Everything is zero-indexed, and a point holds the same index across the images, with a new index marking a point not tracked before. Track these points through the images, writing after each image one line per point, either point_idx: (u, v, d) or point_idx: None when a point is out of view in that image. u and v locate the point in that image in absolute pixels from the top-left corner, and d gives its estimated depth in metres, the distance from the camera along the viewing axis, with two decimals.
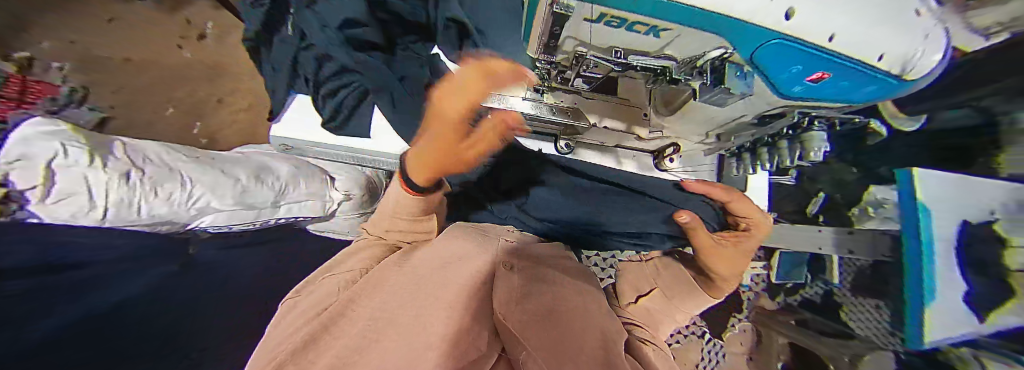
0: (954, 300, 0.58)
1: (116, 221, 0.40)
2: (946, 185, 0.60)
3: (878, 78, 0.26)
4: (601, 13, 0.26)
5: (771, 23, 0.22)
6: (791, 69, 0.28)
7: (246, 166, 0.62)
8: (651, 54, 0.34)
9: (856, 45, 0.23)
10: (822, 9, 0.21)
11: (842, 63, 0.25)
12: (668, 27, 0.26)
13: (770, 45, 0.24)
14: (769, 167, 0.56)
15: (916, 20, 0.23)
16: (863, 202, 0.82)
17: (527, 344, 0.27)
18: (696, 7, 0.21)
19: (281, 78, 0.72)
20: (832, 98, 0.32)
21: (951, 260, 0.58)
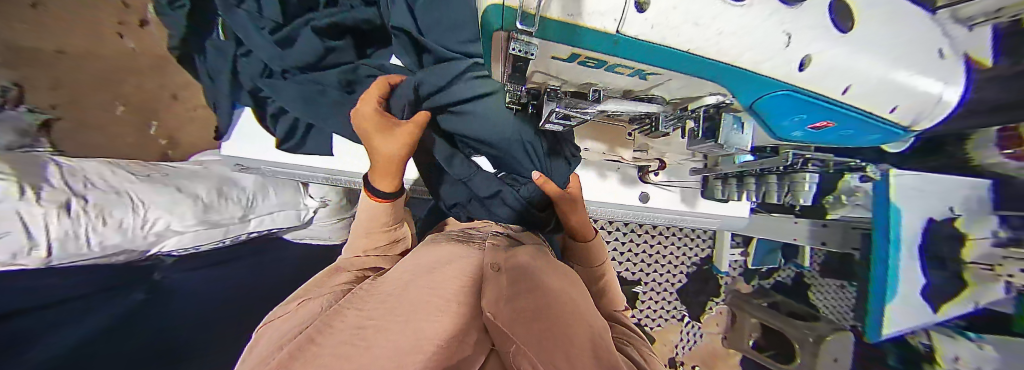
0: (911, 287, 0.62)
1: (63, 257, 0.37)
2: (917, 185, 0.61)
3: (884, 127, 0.26)
4: (575, 54, 0.19)
5: (780, 74, 0.19)
6: (795, 118, 0.25)
7: (205, 182, 0.60)
8: (636, 94, 0.30)
9: (868, 98, 0.23)
10: (830, 61, 0.19)
11: (849, 113, 0.23)
12: (655, 72, 0.21)
13: (773, 96, 0.21)
14: (754, 193, 0.60)
15: (937, 62, 0.24)
16: (839, 190, 0.76)
17: (514, 337, 0.21)
18: (683, 50, 0.16)
19: (223, 91, 0.64)
20: (833, 142, 0.31)
21: (913, 251, 0.61)
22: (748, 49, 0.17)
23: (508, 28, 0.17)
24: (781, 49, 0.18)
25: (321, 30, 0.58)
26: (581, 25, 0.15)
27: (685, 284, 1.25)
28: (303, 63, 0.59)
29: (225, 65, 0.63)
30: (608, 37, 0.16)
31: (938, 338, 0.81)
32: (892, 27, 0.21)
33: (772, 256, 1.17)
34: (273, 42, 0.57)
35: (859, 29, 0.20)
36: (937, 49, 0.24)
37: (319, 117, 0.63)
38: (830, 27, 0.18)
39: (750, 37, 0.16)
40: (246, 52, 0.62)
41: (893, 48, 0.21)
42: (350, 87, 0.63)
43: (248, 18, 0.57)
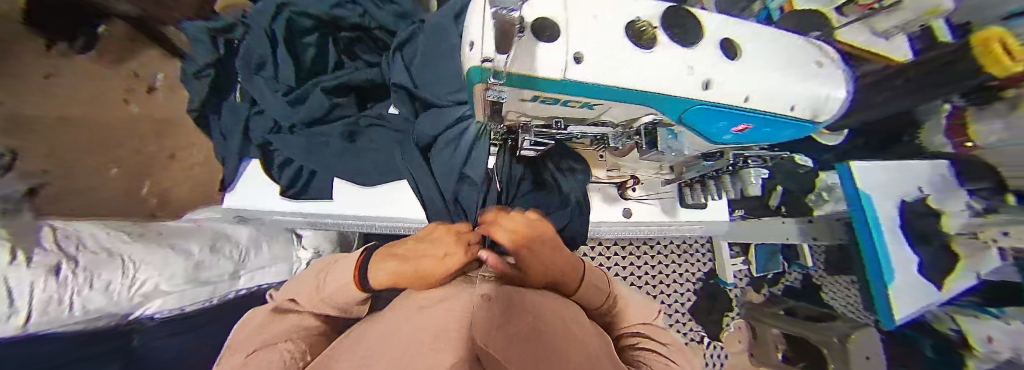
0: (906, 270, 0.63)
1: (44, 325, 0.35)
2: (877, 173, 0.67)
3: (798, 123, 0.31)
4: (536, 96, 0.24)
5: (694, 94, 0.24)
6: (719, 124, 0.30)
7: (199, 239, 0.62)
8: (589, 121, 0.35)
9: (776, 102, 0.28)
10: (728, 82, 0.25)
11: (763, 116, 0.29)
12: (601, 103, 0.26)
13: (693, 109, 0.26)
14: (716, 195, 0.67)
15: (818, 70, 0.30)
16: (818, 188, 0.90)
17: (493, 349, 0.18)
18: (613, 86, 0.21)
19: (231, 148, 0.70)
20: (765, 139, 0.36)
21: (896, 234, 0.64)
22: (662, 80, 0.22)
23: (484, 80, 0.22)
24: (688, 77, 0.23)
25: (330, 88, 0.73)
26: (536, 76, 0.20)
27: (695, 301, 1.20)
28: (310, 118, 0.70)
29: (237, 124, 0.71)
30: (559, 81, 0.21)
31: (964, 320, 0.82)
32: (767, 52, 0.29)
33: (773, 260, 1.17)
34: (287, 102, 0.68)
35: (740, 58, 0.27)
36: (816, 60, 0.30)
37: (313, 162, 0.69)
38: (716, 61, 0.25)
39: (660, 71, 0.22)
40: (259, 111, 0.73)
41: (774, 67, 0.28)
42: (352, 136, 0.73)
43: (267, 85, 0.71)
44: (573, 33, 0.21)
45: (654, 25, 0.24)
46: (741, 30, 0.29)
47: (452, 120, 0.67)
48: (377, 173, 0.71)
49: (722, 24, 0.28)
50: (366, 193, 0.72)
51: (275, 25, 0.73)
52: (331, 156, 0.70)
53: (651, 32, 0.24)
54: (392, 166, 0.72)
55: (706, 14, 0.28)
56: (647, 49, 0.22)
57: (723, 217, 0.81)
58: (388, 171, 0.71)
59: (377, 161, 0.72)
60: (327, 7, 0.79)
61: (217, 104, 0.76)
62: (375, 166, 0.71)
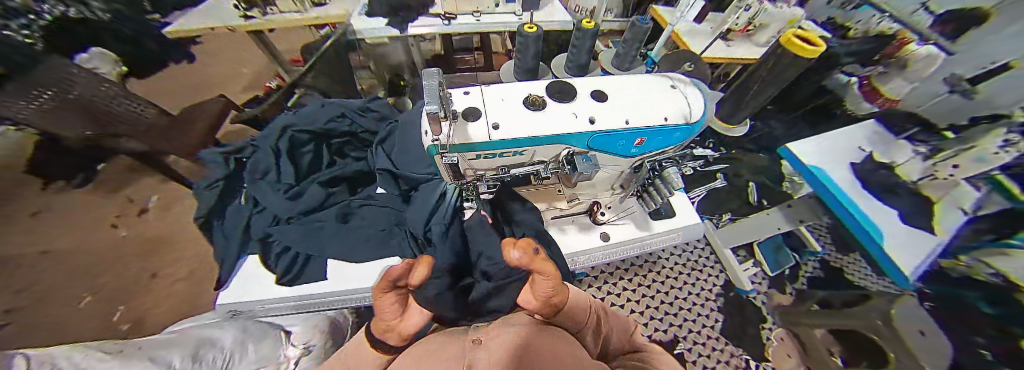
0: (891, 225, 0.65)
1: None
2: (816, 148, 0.77)
3: (680, 127, 0.44)
4: (478, 154, 0.43)
5: (579, 129, 0.40)
6: (620, 141, 0.44)
7: (182, 349, 0.56)
8: (527, 163, 0.49)
9: (648, 118, 0.42)
10: (603, 117, 0.41)
11: (646, 130, 0.43)
12: (523, 150, 0.44)
13: (594, 137, 0.42)
14: (660, 202, 0.60)
15: (673, 92, 0.46)
16: (787, 175, 0.99)
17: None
18: (521, 137, 0.39)
19: (230, 247, 0.71)
20: (667, 143, 0.49)
21: (863, 194, 0.69)
22: (546, 129, 0.40)
23: (441, 151, 0.39)
24: (573, 118, 0.41)
25: (325, 181, 0.82)
26: (473, 142, 0.39)
27: (724, 320, 1.05)
28: (308, 207, 0.76)
29: (241, 223, 0.75)
30: (488, 142, 0.39)
31: (995, 260, 0.60)
32: (633, 92, 0.45)
33: (782, 254, 1.15)
34: (286, 198, 0.76)
35: (611, 100, 0.44)
36: (670, 87, 0.47)
37: (303, 245, 0.70)
38: (590, 107, 0.42)
39: (547, 123, 0.40)
40: (262, 209, 0.78)
41: (636, 100, 0.44)
42: (345, 217, 0.77)
43: (270, 187, 0.77)
44: (490, 116, 0.40)
45: (542, 98, 0.43)
46: (612, 83, 0.46)
47: (432, 188, 0.75)
48: (361, 245, 0.72)
49: (597, 83, 0.46)
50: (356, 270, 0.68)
51: (279, 141, 0.85)
52: (321, 240, 0.72)
53: (540, 101, 0.42)
54: (383, 239, 0.73)
55: (580, 82, 0.46)
56: (535, 110, 0.41)
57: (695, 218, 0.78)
58: (374, 243, 0.72)
59: (364, 233, 0.73)
60: (321, 122, 0.93)
61: (221, 209, 0.81)
62: (362, 241, 0.72)
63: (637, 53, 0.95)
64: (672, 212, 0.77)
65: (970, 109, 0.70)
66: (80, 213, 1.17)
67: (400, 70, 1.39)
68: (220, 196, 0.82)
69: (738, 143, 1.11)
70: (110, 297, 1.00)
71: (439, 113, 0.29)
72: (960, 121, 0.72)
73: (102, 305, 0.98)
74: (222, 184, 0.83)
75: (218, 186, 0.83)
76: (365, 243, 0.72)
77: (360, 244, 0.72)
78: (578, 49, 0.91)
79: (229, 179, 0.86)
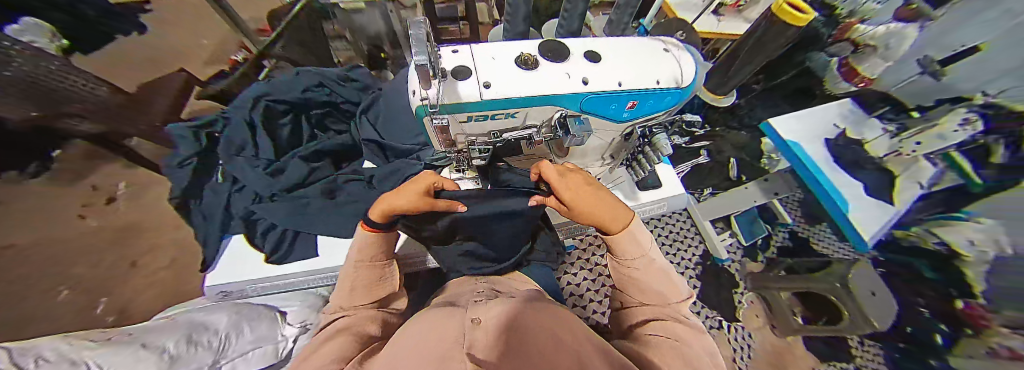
0: (857, 193, 0.70)
1: None
2: (792, 121, 0.80)
3: (671, 91, 0.44)
4: (469, 116, 0.42)
5: (571, 90, 0.40)
6: (610, 105, 0.44)
7: (172, 334, 0.55)
8: (519, 127, 0.48)
9: (640, 81, 0.42)
10: (594, 78, 0.40)
11: (638, 92, 0.42)
12: (514, 112, 0.42)
13: (586, 99, 0.41)
14: (650, 170, 0.61)
15: (666, 56, 0.45)
16: (766, 152, 1.01)
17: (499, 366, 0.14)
18: (514, 96, 0.39)
19: (212, 227, 0.68)
20: (658, 110, 0.49)
21: (831, 166, 0.73)
22: (538, 89, 0.39)
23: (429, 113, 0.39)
24: (565, 79, 0.40)
25: (307, 155, 0.78)
26: (462, 101, 0.37)
27: (701, 287, 1.11)
28: (292, 183, 0.72)
29: (222, 201, 0.72)
30: (477, 101, 0.38)
31: (940, 232, 0.83)
32: (627, 54, 0.44)
33: (757, 225, 1.17)
34: (266, 173, 0.72)
35: (603, 60, 0.43)
36: (662, 50, 0.46)
37: (284, 220, 0.67)
38: (581, 68, 0.41)
39: (537, 85, 0.39)
40: (241, 187, 0.75)
41: (629, 61, 0.43)
42: (331, 194, 0.74)
43: (247, 163, 0.73)
44: (481, 75, 0.38)
45: (535, 57, 0.41)
46: (606, 45, 0.45)
47: (420, 162, 0.73)
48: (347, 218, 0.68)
49: (590, 45, 0.45)
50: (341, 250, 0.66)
51: (254, 112, 0.81)
52: (308, 217, 0.68)
53: (532, 61, 0.41)
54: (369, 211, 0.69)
55: (573, 43, 0.45)
56: (528, 69, 0.40)
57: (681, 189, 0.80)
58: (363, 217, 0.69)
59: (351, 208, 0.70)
60: (298, 92, 0.87)
61: (199, 187, 0.78)
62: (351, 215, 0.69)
63: (629, 21, 0.91)
64: (659, 183, 0.79)
65: (935, 91, 0.77)
66: (44, 204, 1.11)
67: (379, 42, 1.20)
68: (196, 173, 0.78)
69: (722, 118, 1.13)
70: (91, 285, 0.97)
71: (427, 65, 0.28)
72: (927, 102, 0.79)
73: (84, 293, 0.96)
74: (196, 161, 0.79)
75: (194, 164, 0.79)
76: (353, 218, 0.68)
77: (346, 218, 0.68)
78: (570, 15, 0.87)
79: (203, 156, 0.82)
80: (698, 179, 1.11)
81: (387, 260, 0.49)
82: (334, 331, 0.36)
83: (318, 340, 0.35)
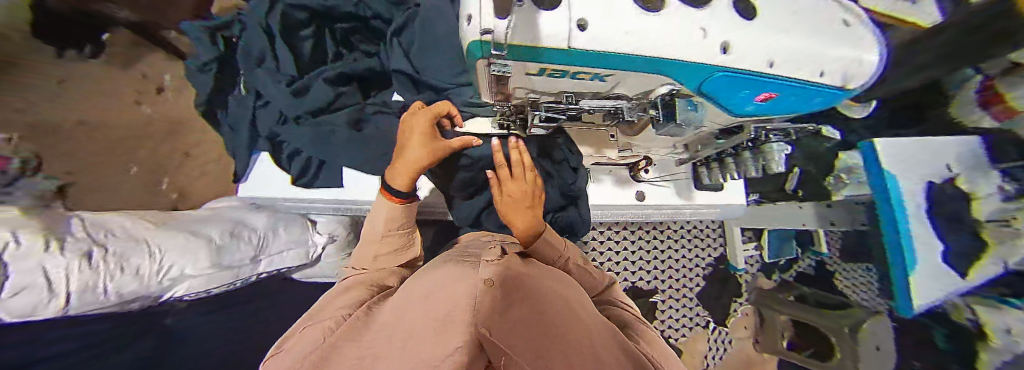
0: (932, 253, 0.58)
1: (80, 307, 0.34)
2: (903, 150, 0.61)
3: (825, 91, 0.31)
4: (540, 66, 0.28)
5: (704, 59, 0.26)
6: (741, 91, 0.31)
7: (219, 225, 0.61)
8: (603, 93, 0.35)
9: (799, 67, 0.28)
10: (744, 45, 0.26)
11: (786, 82, 0.29)
12: (607, 72, 0.28)
13: (713, 77, 0.28)
14: (736, 175, 0.59)
15: (846, 33, 0.30)
16: (837, 169, 0.88)
17: (505, 355, 0.14)
18: (624, 51, 0.25)
19: (241, 139, 0.70)
20: (791, 109, 0.35)
21: (922, 217, 0.59)
22: (662, 45, 0.25)
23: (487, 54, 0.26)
24: (700, 38, 0.25)
25: (332, 78, 0.67)
26: (543, 44, 0.24)
27: (703, 287, 1.16)
28: (315, 107, 0.64)
29: (247, 115, 0.69)
30: (564, 48, 0.24)
31: (983, 311, 0.79)
32: (795, 15, 0.29)
33: (788, 245, 1.12)
34: (289, 91, 0.64)
35: (760, 18, 0.27)
36: (839, 23, 0.30)
37: (309, 147, 0.64)
38: (732, 23, 0.26)
39: (664, 36, 0.24)
40: (265, 103, 0.69)
41: (800, 28, 0.28)
42: (358, 125, 0.66)
43: (268, 76, 0.66)
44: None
45: None
46: None
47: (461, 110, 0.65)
48: (372, 153, 0.64)
49: None
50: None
51: (271, 17, 0.68)
52: (333, 145, 0.63)
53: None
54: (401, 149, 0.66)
55: None
56: (654, 12, 0.24)
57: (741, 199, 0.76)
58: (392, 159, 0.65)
59: (379, 142, 0.64)
60: None
61: (222, 98, 0.76)
62: (376, 154, 0.64)
63: None
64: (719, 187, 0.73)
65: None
66: None
67: None
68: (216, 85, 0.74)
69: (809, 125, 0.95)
70: None
71: None
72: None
73: None
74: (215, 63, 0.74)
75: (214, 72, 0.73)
76: (380, 154, 0.64)
77: (368, 154, 0.64)
78: None
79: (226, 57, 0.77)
80: (757, 182, 1.00)
81: (406, 229, 0.47)
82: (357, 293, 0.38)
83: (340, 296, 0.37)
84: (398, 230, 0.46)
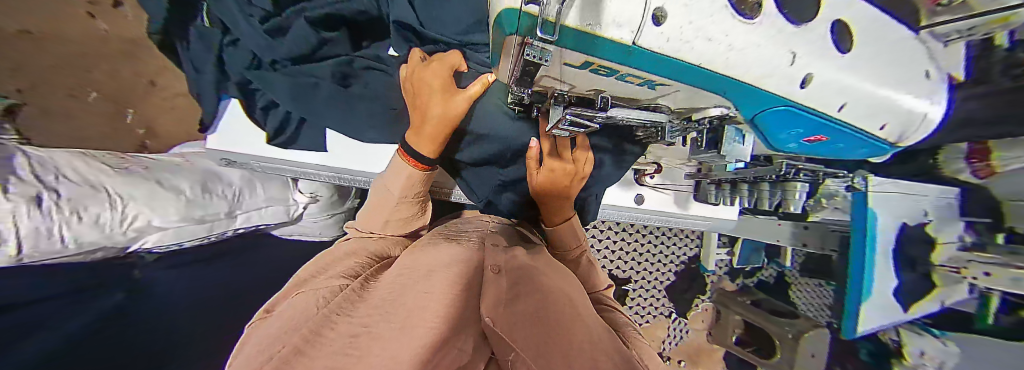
0: (885, 289, 0.63)
1: (37, 255, 0.34)
2: (898, 194, 0.62)
3: (875, 144, 0.26)
4: (587, 62, 0.18)
5: (784, 91, 0.19)
6: (792, 131, 0.24)
7: (189, 176, 0.57)
8: (641, 101, 0.27)
9: (865, 117, 0.22)
10: (828, 80, 0.19)
11: (849, 131, 0.23)
12: (664, 84, 0.19)
13: (771, 112, 0.21)
14: (746, 197, 0.59)
15: (925, 83, 0.24)
16: (820, 193, 0.73)
17: (514, 346, 0.17)
18: (700, 65, 0.16)
19: (206, 82, 0.58)
20: (824, 155, 0.30)
21: (888, 255, 0.62)
22: (750, 68, 0.16)
23: (523, 33, 0.16)
24: (787, 66, 0.17)
25: (315, 20, 0.50)
26: (600, 36, 0.14)
27: (673, 281, 1.23)
28: (292, 56, 0.52)
29: (210, 54, 0.57)
30: (625, 48, 0.15)
31: (906, 334, 0.86)
32: (890, 47, 0.22)
33: (757, 255, 1.17)
34: (263, 33, 0.49)
35: (857, 48, 0.20)
36: (923, 71, 0.24)
37: (291, 105, 0.56)
38: (829, 48, 0.18)
39: (758, 52, 0.16)
40: (234, 41, 0.56)
41: (888, 67, 0.21)
42: (345, 81, 0.57)
43: (236, 6, 0.49)
44: None
45: None
46: (871, 9, 0.21)
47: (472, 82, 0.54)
48: (360, 115, 0.58)
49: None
50: (377, 145, 0.67)
51: None
52: (315, 105, 0.56)
53: None
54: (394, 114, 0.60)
55: None
56: (752, 18, 0.15)
57: (733, 214, 0.77)
58: (380, 127, 0.59)
59: (370, 104, 0.58)
60: None
61: None
62: (367, 117, 0.58)
63: None
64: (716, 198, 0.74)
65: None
66: None
67: None
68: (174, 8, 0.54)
69: None
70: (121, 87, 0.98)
71: None
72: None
73: None
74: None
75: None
76: (368, 119, 0.58)
77: (355, 116, 0.58)
78: None
79: None
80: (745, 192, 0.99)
81: (423, 195, 0.47)
82: (354, 261, 0.37)
83: (336, 263, 0.36)
84: (414, 196, 0.45)
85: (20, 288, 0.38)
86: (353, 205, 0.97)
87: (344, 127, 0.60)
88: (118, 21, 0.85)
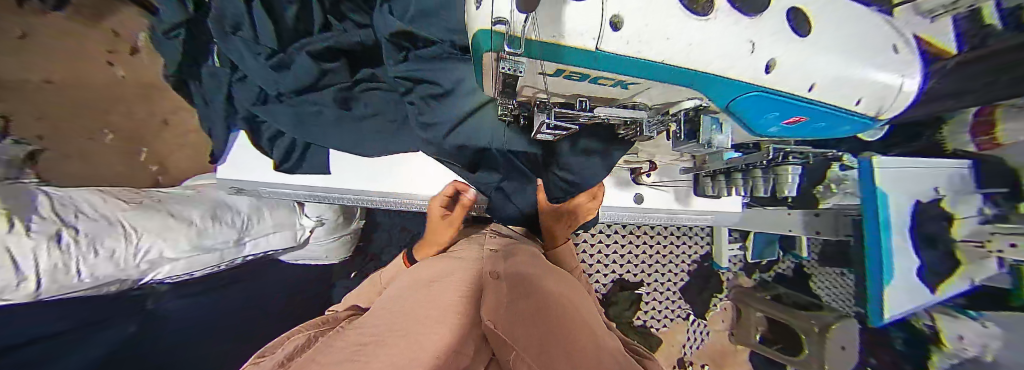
0: (905, 273, 0.61)
1: (56, 289, 0.35)
2: (903, 172, 0.60)
3: (856, 120, 0.27)
4: (559, 70, 0.19)
5: (751, 79, 0.19)
6: (769, 116, 0.25)
7: (199, 207, 0.59)
8: (620, 101, 0.28)
9: (838, 94, 0.23)
10: (795, 63, 0.20)
11: (826, 109, 0.24)
12: (635, 82, 0.20)
13: (745, 98, 0.21)
14: (744, 187, 0.57)
15: (894, 56, 0.24)
16: (826, 179, 0.74)
17: (514, 346, 0.17)
18: (662, 63, 0.17)
19: (217, 114, 0.62)
20: (809, 135, 0.31)
21: (903, 234, 0.60)
22: (712, 60, 0.17)
23: (496, 49, 0.17)
24: (748, 56, 0.18)
25: (317, 53, 0.52)
26: (563, 45, 0.15)
27: (687, 281, 1.20)
28: (298, 86, 0.54)
29: (221, 91, 0.60)
30: (589, 54, 0.16)
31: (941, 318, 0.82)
32: (854, 27, 0.22)
33: (770, 248, 1.14)
34: (269, 68, 0.51)
35: (818, 31, 0.21)
36: (891, 45, 0.24)
37: (296, 131, 0.60)
38: (790, 34, 0.19)
39: (716, 46, 0.17)
40: (243, 77, 0.60)
41: (854, 44, 0.22)
42: (346, 104, 0.59)
43: (244, 45, 0.51)
44: None
45: None
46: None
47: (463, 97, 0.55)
48: (362, 135, 0.62)
49: None
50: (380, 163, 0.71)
51: None
52: (321, 130, 0.60)
53: None
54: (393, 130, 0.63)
55: None
56: (706, 15, 0.16)
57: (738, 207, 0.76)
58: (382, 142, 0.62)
59: (372, 119, 0.62)
60: None
61: None
62: (370, 133, 0.62)
63: None
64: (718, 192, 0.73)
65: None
66: None
67: None
68: (188, 53, 0.58)
69: None
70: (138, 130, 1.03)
71: None
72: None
73: None
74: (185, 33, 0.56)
75: (182, 38, 0.56)
76: (372, 134, 0.62)
77: (359, 135, 0.62)
78: None
79: None
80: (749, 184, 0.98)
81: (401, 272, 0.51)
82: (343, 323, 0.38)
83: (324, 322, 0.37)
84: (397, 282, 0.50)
85: (40, 325, 0.39)
86: (359, 226, 0.99)
87: (348, 141, 0.62)
88: (139, 71, 0.91)
